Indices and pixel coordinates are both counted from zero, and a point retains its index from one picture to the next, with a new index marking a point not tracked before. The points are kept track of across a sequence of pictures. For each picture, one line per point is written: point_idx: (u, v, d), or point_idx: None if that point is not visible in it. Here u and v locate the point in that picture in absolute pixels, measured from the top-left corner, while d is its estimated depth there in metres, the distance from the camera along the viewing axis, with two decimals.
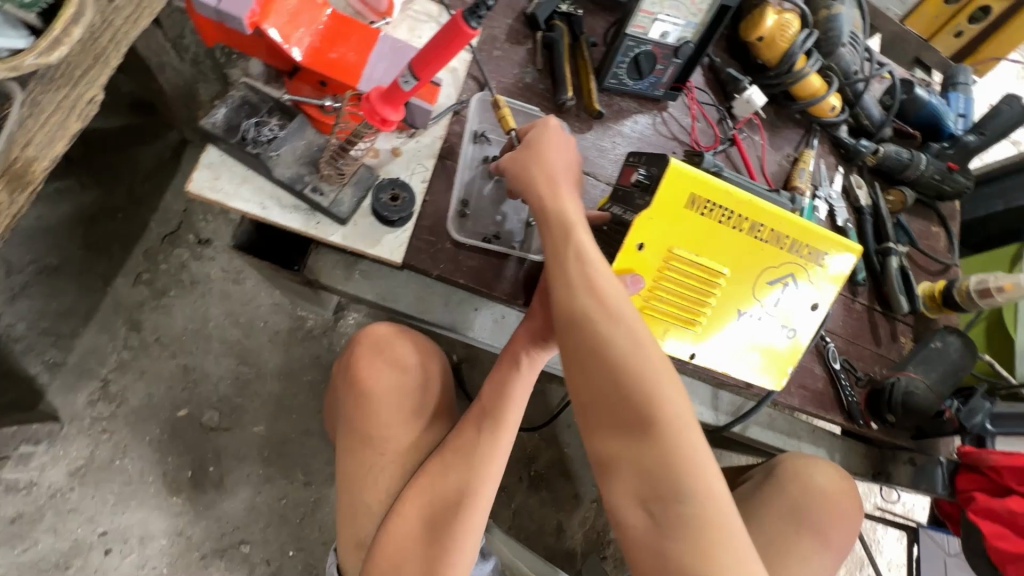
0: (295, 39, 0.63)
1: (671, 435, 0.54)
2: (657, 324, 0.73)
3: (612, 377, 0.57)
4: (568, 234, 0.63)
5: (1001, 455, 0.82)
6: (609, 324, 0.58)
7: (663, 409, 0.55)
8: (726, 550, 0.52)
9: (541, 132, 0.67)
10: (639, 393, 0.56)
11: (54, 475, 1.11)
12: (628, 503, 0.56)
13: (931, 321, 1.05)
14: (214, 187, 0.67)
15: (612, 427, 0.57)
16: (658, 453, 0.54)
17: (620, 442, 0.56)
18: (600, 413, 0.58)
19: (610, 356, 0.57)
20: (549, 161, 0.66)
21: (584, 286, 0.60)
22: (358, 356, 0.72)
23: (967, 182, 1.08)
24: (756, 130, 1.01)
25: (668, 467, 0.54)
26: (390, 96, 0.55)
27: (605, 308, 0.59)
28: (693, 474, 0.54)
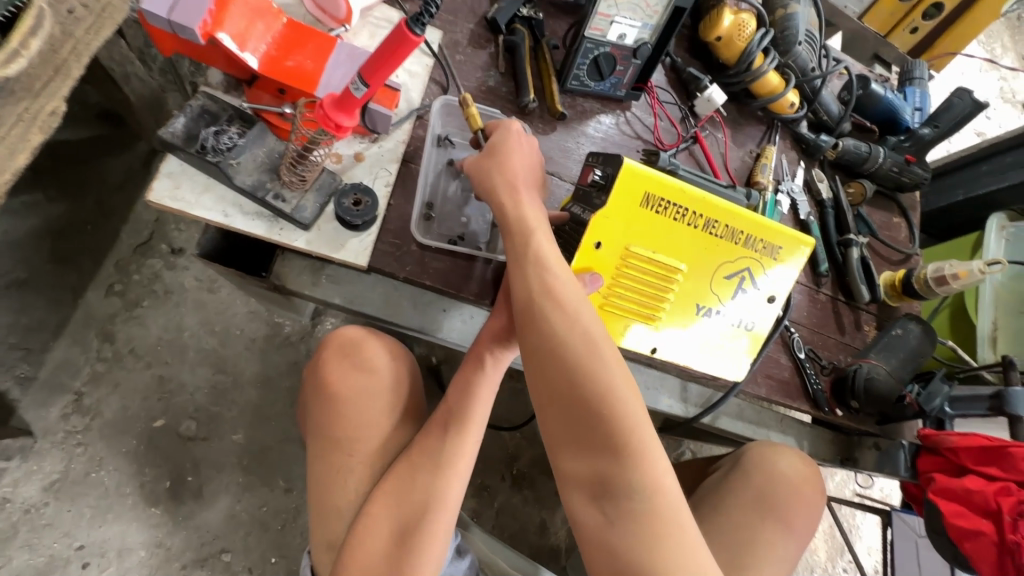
0: (251, 49, 0.64)
1: (623, 432, 0.56)
2: (618, 321, 0.75)
3: (568, 377, 0.58)
4: (527, 237, 0.64)
5: (958, 436, 0.86)
6: (567, 324, 0.60)
7: (617, 407, 0.57)
8: (673, 541, 0.54)
9: (502, 138, 0.69)
10: (593, 392, 0.57)
11: (28, 490, 1.10)
12: (583, 498, 0.58)
13: (893, 309, 1.08)
14: (174, 196, 0.67)
15: (568, 426, 0.58)
16: (612, 450, 0.56)
17: (576, 440, 0.58)
18: (556, 412, 0.59)
19: (567, 356, 0.59)
20: (512, 166, 0.68)
21: (541, 288, 0.61)
22: (326, 358, 0.72)
23: (924, 174, 1.11)
24: (718, 128, 1.04)
25: (621, 464, 0.56)
26: (344, 102, 0.56)
27: (563, 309, 0.61)
28: (645, 469, 0.56)
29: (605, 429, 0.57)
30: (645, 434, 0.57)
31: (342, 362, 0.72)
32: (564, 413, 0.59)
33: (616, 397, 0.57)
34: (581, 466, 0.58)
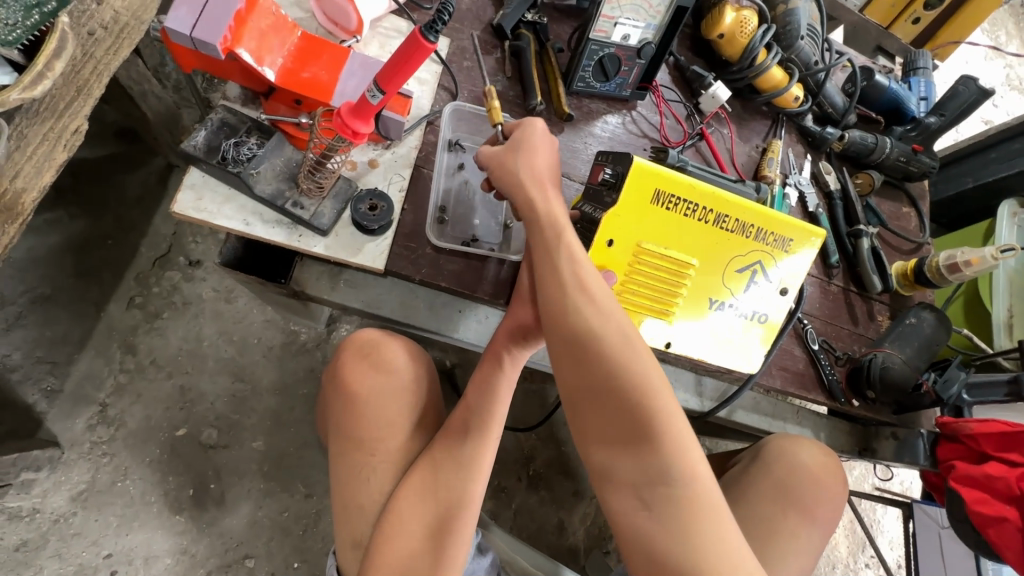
0: (268, 62, 0.66)
1: (659, 423, 0.57)
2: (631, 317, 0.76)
3: (604, 370, 0.59)
4: (557, 233, 0.65)
5: (977, 423, 0.86)
6: (600, 318, 0.60)
7: (654, 399, 0.57)
8: (710, 529, 0.55)
9: (527, 134, 0.69)
10: (629, 385, 0.58)
11: (56, 500, 1.12)
12: (619, 488, 0.58)
13: (907, 299, 1.08)
14: (197, 207, 0.69)
15: (604, 418, 0.59)
16: (648, 439, 0.57)
17: (612, 433, 0.59)
18: (591, 405, 0.60)
19: (602, 349, 0.59)
20: (537, 162, 0.68)
21: (573, 283, 0.62)
22: (345, 360, 0.73)
23: (932, 163, 1.11)
24: (723, 124, 1.05)
25: (658, 454, 0.56)
26: (361, 110, 0.57)
27: (595, 304, 0.61)
28: (683, 458, 0.56)
29: (642, 421, 0.57)
30: (681, 423, 0.58)
31: (362, 363, 0.73)
32: (599, 406, 0.59)
33: (653, 388, 0.58)
34: (616, 456, 0.58)
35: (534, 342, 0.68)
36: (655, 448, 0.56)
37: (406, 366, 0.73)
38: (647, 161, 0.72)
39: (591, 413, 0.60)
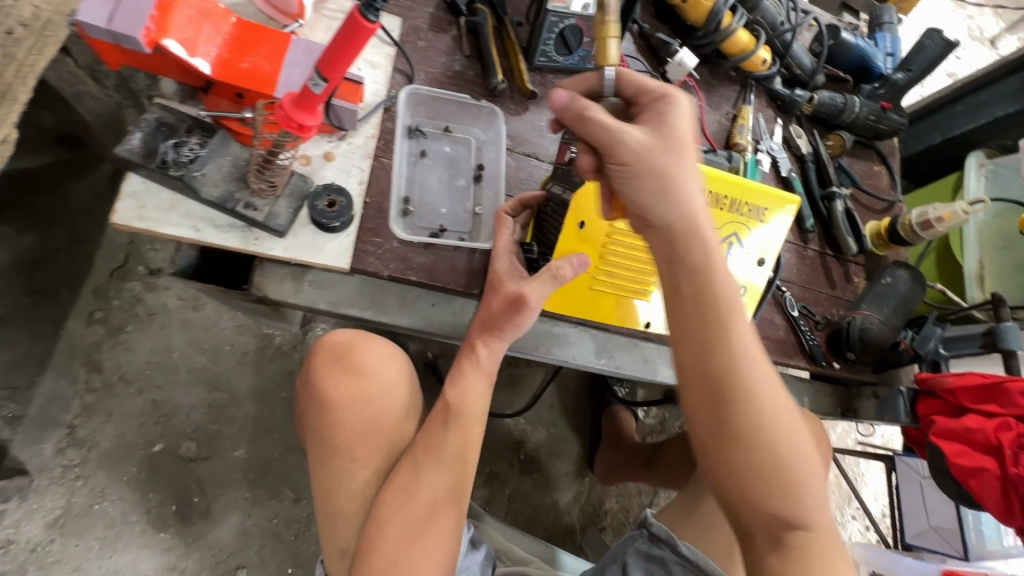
0: (201, 54, 0.60)
1: (806, 478, 0.59)
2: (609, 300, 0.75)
3: (767, 422, 0.58)
4: (720, 272, 0.60)
5: (955, 376, 0.87)
6: (756, 363, 0.60)
7: (799, 446, 0.60)
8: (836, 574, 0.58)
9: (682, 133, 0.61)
10: (786, 437, 0.59)
11: (31, 529, 1.07)
12: (756, 529, 0.59)
13: (881, 259, 1.08)
14: (141, 216, 0.64)
15: (759, 468, 0.58)
16: (797, 492, 0.58)
17: (763, 479, 0.58)
18: (750, 453, 0.58)
19: (761, 396, 0.59)
20: (694, 178, 0.60)
21: (736, 325, 0.59)
22: (315, 364, 0.69)
23: (901, 119, 1.11)
24: (692, 92, 1.02)
25: (802, 504, 0.58)
26: (305, 102, 0.53)
27: (754, 349, 0.60)
28: (820, 508, 0.59)
29: (793, 471, 0.58)
30: (813, 469, 0.61)
31: (334, 367, 0.68)
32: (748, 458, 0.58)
33: (798, 435, 0.60)
34: (763, 504, 0.58)
35: (507, 332, 0.65)
36: (802, 498, 0.58)
37: (381, 366, 0.69)
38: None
39: (735, 461, 0.59)
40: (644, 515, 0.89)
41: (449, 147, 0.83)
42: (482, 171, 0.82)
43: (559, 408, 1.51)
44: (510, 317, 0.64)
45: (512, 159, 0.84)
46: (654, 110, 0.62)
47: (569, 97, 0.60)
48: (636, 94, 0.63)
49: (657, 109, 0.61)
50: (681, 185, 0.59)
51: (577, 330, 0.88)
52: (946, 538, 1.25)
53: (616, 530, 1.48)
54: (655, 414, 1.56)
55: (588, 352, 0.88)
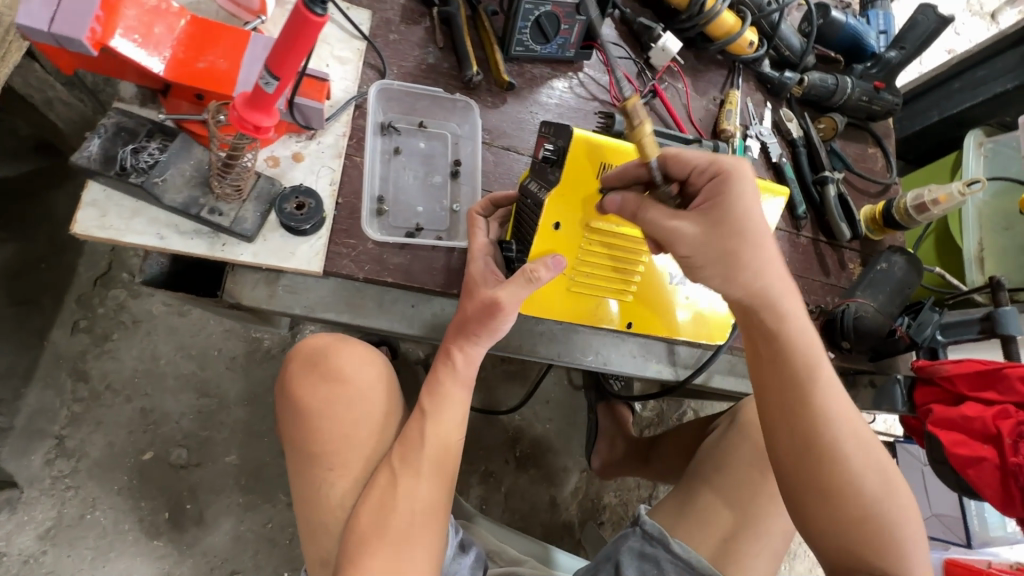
0: (155, 55, 0.58)
1: (892, 525, 0.60)
2: (587, 302, 0.73)
3: (845, 482, 0.60)
4: (806, 343, 0.61)
5: (952, 363, 0.85)
6: (851, 428, 0.61)
7: (898, 501, 0.61)
8: None
9: (738, 203, 0.59)
10: (867, 490, 0.60)
11: (23, 541, 1.07)
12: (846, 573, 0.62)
13: (877, 244, 1.05)
14: (102, 225, 0.62)
15: (838, 523, 0.60)
16: (883, 541, 0.60)
17: (844, 532, 0.61)
18: (828, 513, 0.61)
19: (838, 456, 0.60)
20: (771, 253, 0.60)
21: (827, 394, 0.61)
22: (291, 371, 0.66)
23: (895, 99, 1.07)
24: (677, 78, 0.99)
25: (904, 558, 0.60)
26: (259, 102, 0.50)
27: (849, 415, 0.61)
28: (912, 552, 0.60)
29: (892, 528, 0.60)
30: (913, 520, 0.62)
31: (309, 374, 0.66)
32: (842, 519, 0.60)
33: (896, 489, 0.61)
34: (848, 553, 0.61)
35: (484, 338, 0.64)
36: (904, 554, 0.59)
37: (358, 372, 0.66)
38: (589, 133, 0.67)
39: (828, 522, 0.61)
40: (636, 513, 0.86)
41: (424, 143, 0.80)
42: (458, 167, 0.80)
43: (554, 404, 1.50)
44: (485, 323, 0.62)
45: (490, 153, 0.82)
46: (710, 192, 0.60)
47: (620, 203, 0.64)
48: (689, 175, 0.62)
49: (714, 190, 0.60)
50: (757, 265, 0.59)
51: (563, 328, 0.86)
52: (948, 524, 1.24)
53: (616, 524, 1.47)
54: (652, 407, 1.54)
55: (573, 349, 0.86)
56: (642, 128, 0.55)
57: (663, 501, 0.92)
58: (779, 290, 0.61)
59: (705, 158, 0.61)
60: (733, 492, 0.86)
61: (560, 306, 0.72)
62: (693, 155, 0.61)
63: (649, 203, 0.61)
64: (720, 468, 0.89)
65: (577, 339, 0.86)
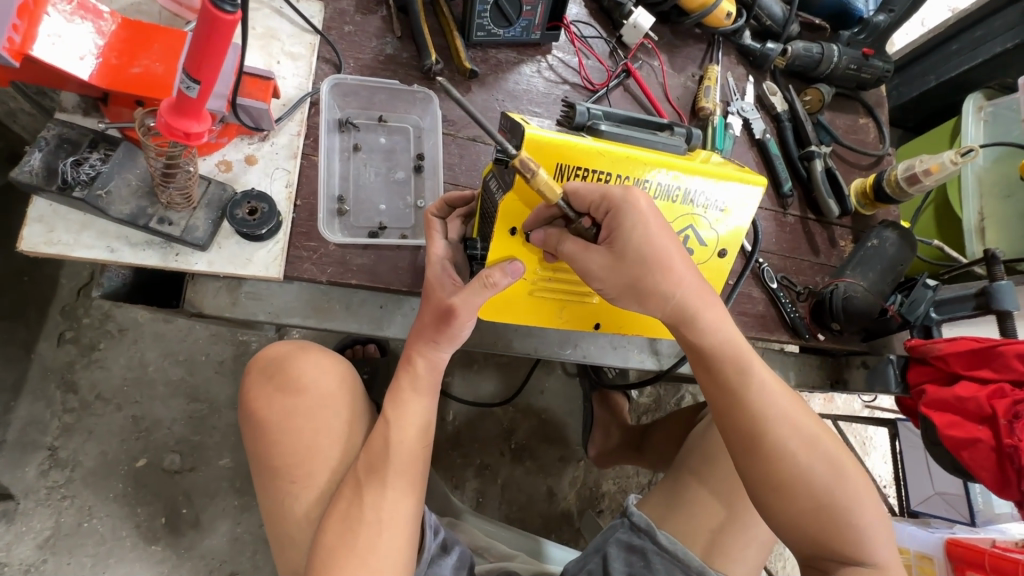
0: (85, 63, 0.57)
1: (848, 511, 0.60)
2: (551, 304, 0.71)
3: (795, 479, 0.60)
4: (731, 347, 0.62)
5: (945, 342, 0.81)
6: (790, 426, 0.61)
7: (852, 489, 0.60)
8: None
9: (640, 221, 0.57)
10: (819, 483, 0.60)
11: (23, 551, 1.08)
12: (817, 561, 0.62)
13: (869, 219, 1.01)
14: (50, 241, 0.61)
15: (798, 518, 0.61)
16: (842, 528, 0.60)
17: (804, 526, 0.61)
18: (787, 510, 0.61)
19: (783, 455, 0.60)
20: (679, 266, 0.59)
21: (760, 397, 0.61)
22: (251, 385, 0.68)
23: (885, 66, 1.02)
24: (652, 55, 0.95)
25: (864, 543, 0.60)
26: (184, 108, 0.48)
27: (783, 414, 0.61)
28: (871, 533, 0.60)
29: (847, 516, 0.60)
30: (872, 503, 0.61)
31: (268, 386, 0.67)
32: (796, 515, 0.60)
33: (847, 477, 0.61)
34: (813, 543, 0.61)
35: (445, 343, 0.64)
36: (862, 536, 0.60)
37: (316, 381, 0.67)
38: (542, 132, 0.63)
39: (786, 519, 0.61)
40: (625, 503, 0.84)
41: (385, 138, 0.78)
42: (421, 162, 0.78)
43: (549, 395, 1.48)
44: (442, 329, 0.63)
45: (454, 144, 0.78)
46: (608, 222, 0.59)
47: (540, 241, 0.63)
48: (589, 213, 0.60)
49: (610, 221, 0.59)
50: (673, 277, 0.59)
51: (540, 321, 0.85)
52: (951, 503, 1.24)
53: (615, 511, 1.46)
54: (649, 393, 1.52)
55: (552, 343, 0.85)
56: (539, 178, 0.54)
57: (652, 493, 0.89)
58: (699, 297, 0.61)
59: (596, 192, 0.59)
60: (722, 486, 0.84)
61: (524, 311, 0.70)
62: (586, 188, 0.59)
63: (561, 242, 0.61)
64: (707, 459, 0.87)
65: (555, 332, 0.85)
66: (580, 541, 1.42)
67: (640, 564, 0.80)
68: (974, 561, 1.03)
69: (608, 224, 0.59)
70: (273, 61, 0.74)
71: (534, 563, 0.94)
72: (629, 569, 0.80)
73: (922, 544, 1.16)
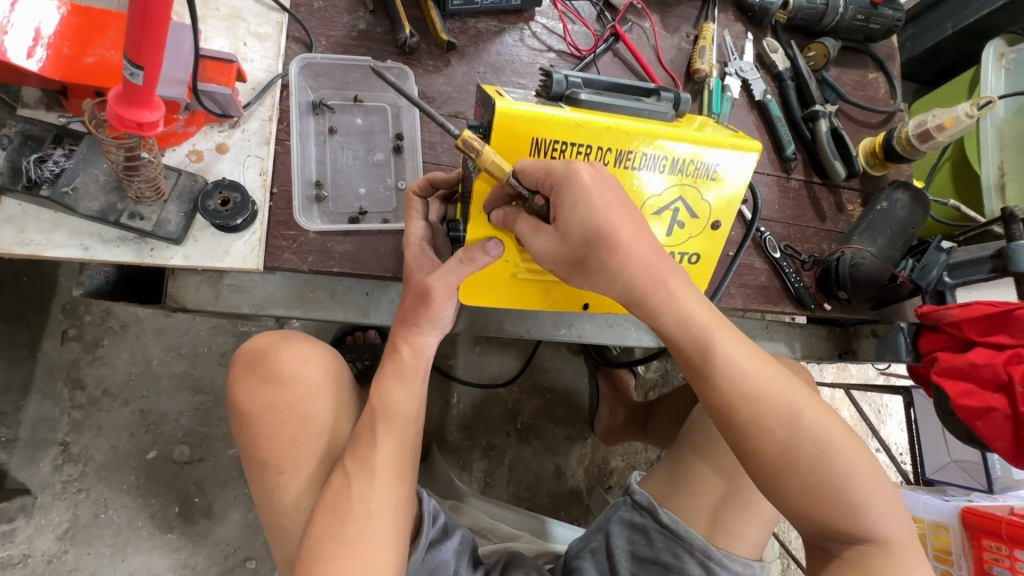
0: (36, 56, 0.55)
1: (842, 486, 0.57)
2: (535, 287, 0.69)
3: (780, 460, 0.57)
4: (694, 326, 0.58)
5: (958, 308, 0.77)
6: (767, 406, 0.57)
7: (845, 462, 0.57)
8: (902, 551, 0.59)
9: (586, 196, 0.53)
10: (807, 462, 0.57)
11: (43, 543, 1.10)
12: (818, 535, 0.61)
13: (879, 180, 0.96)
14: (22, 240, 0.60)
15: (791, 498, 0.58)
16: (836, 504, 0.58)
17: (799, 506, 0.59)
18: (777, 491, 0.59)
19: (766, 438, 0.57)
20: (631, 241, 0.55)
21: (728, 377, 0.58)
22: (236, 377, 0.67)
23: (896, 14, 0.95)
24: (643, 16, 0.90)
25: (860, 516, 0.58)
26: (134, 97, 0.46)
27: (758, 392, 0.58)
28: (869, 505, 0.58)
29: (837, 494, 0.57)
30: (866, 477, 0.58)
31: (253, 377, 0.66)
32: (789, 495, 0.58)
33: (836, 454, 0.57)
34: (812, 520, 0.59)
35: (430, 327, 0.62)
36: (859, 509, 0.58)
37: (301, 369, 0.66)
38: (516, 105, 0.60)
39: (779, 502, 0.60)
40: (628, 483, 0.85)
41: (362, 119, 0.75)
42: (401, 141, 0.75)
43: (554, 373, 1.47)
44: (421, 311, 0.60)
45: (435, 122, 0.75)
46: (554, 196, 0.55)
47: (498, 220, 0.61)
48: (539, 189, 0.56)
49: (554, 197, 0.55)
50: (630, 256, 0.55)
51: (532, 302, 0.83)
52: (969, 471, 1.20)
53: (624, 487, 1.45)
54: (656, 368, 1.50)
55: (545, 323, 0.83)
56: (484, 153, 0.52)
57: (654, 470, 0.87)
58: (660, 275, 0.57)
59: (542, 166, 0.55)
60: (726, 464, 0.80)
61: (506, 295, 0.68)
62: (533, 164, 0.56)
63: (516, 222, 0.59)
64: (709, 437, 0.83)
65: (548, 313, 0.83)
66: (590, 517, 1.42)
67: (642, 543, 0.79)
68: (992, 530, 1.00)
69: (556, 200, 0.55)
70: (241, 44, 0.71)
71: (539, 543, 0.95)
72: (631, 547, 0.80)
73: (938, 513, 1.13)
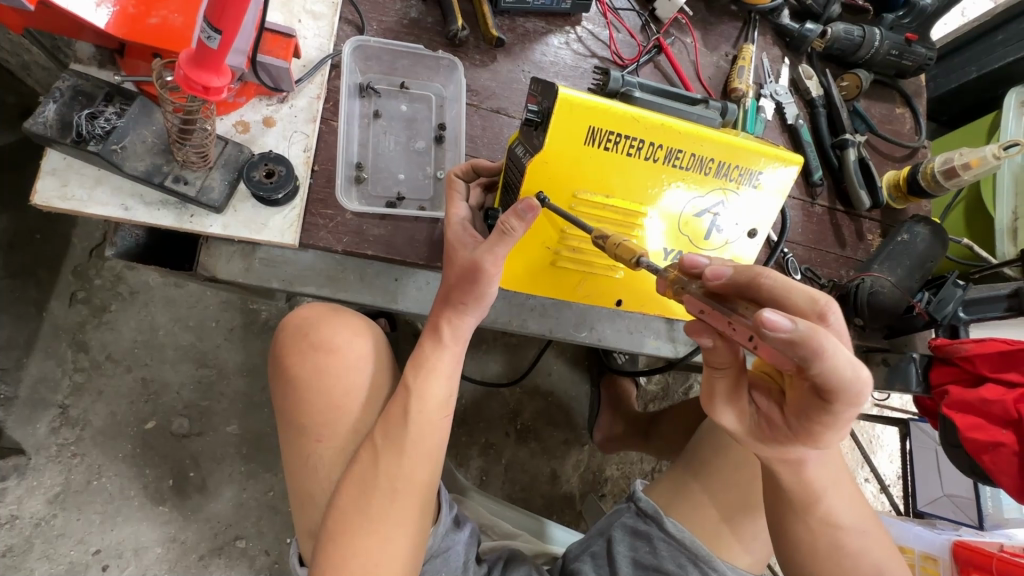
0: (102, 12, 0.55)
1: None
2: (572, 278, 0.70)
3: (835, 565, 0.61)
4: (810, 489, 0.61)
5: (973, 343, 0.79)
6: (851, 561, 0.61)
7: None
8: None
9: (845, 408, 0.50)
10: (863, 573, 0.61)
11: (33, 505, 1.07)
12: None
13: (899, 213, 0.97)
14: (64, 195, 0.59)
15: None
16: None
17: None
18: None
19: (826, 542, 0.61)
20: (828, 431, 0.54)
21: (805, 515, 0.61)
22: (282, 342, 0.67)
23: (929, 53, 0.97)
24: (685, 31, 0.91)
25: None
26: (205, 60, 0.47)
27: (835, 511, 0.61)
28: None
29: None
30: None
31: (300, 344, 0.66)
32: None
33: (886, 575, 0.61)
34: None
35: (473, 311, 0.61)
36: None
37: (348, 342, 0.66)
38: (577, 93, 0.61)
39: None
40: (633, 489, 0.84)
41: (406, 106, 0.76)
42: (443, 131, 0.75)
43: (557, 377, 1.47)
44: (468, 289, 0.59)
45: (477, 116, 0.76)
46: (815, 404, 0.53)
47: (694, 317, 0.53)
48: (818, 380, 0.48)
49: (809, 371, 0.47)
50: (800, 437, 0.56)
51: (556, 301, 0.83)
52: (960, 505, 1.23)
53: (617, 496, 1.46)
54: (657, 381, 1.51)
55: (567, 324, 0.83)
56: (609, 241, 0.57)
57: (660, 478, 0.87)
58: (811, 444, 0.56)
59: (838, 378, 0.47)
60: (732, 479, 0.81)
61: (543, 282, 0.69)
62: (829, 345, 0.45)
63: (770, 314, 0.43)
64: (719, 449, 0.84)
65: (571, 313, 0.83)
66: (581, 523, 1.41)
67: (645, 550, 0.79)
68: (980, 565, 1.03)
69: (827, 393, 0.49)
70: (296, 22, 0.72)
71: (537, 543, 0.95)
72: (633, 553, 0.80)
73: (928, 544, 1.14)
